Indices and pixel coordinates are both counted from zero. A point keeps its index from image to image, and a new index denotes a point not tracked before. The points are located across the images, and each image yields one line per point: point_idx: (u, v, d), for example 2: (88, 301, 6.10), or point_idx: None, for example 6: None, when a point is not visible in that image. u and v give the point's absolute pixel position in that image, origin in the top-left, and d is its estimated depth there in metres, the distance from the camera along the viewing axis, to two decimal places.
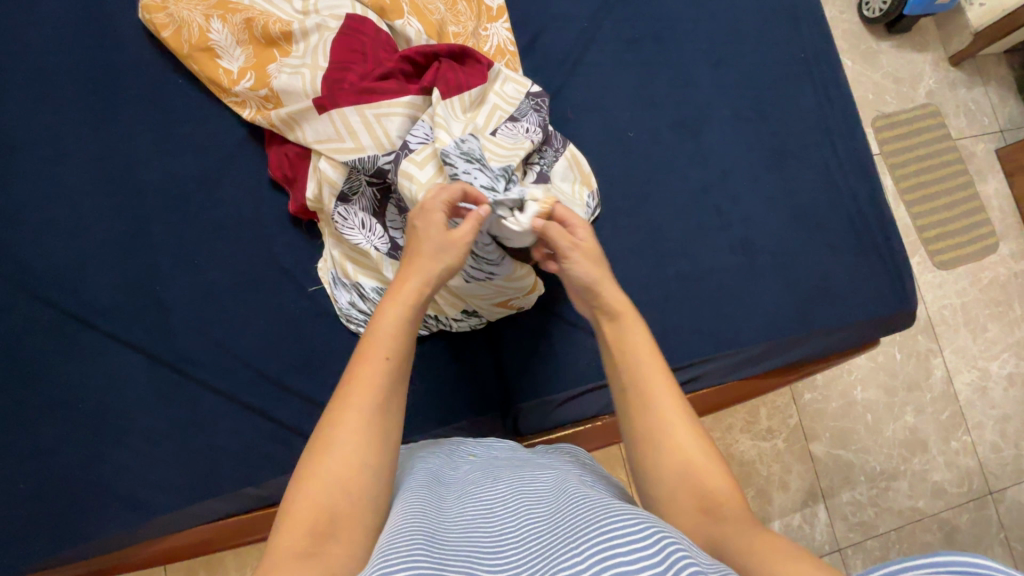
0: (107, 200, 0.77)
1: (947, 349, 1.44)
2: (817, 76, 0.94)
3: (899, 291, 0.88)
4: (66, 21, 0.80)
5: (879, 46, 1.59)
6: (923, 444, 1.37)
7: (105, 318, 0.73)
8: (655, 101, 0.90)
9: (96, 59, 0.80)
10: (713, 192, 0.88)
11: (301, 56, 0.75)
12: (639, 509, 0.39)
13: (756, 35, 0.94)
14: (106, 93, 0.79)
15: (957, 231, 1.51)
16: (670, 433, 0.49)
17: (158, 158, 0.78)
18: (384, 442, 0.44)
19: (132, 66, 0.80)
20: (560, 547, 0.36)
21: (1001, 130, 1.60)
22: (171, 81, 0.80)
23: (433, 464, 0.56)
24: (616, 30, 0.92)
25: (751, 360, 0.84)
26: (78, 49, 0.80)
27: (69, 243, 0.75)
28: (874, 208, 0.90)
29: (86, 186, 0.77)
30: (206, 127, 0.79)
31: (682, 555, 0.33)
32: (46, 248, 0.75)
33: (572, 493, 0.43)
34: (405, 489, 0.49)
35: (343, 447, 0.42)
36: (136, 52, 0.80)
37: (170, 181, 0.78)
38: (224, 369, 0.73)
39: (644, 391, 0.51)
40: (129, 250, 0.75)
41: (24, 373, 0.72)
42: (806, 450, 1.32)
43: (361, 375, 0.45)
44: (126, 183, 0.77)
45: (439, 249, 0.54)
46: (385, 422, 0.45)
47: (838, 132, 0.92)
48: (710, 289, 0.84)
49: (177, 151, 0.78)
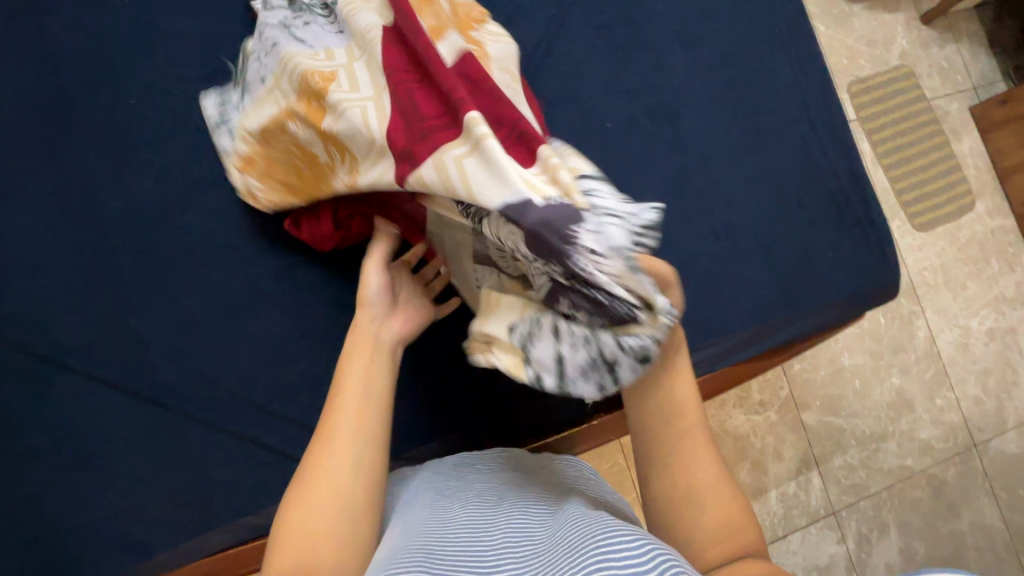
0: (69, 234, 0.74)
1: (929, 310, 1.47)
2: (792, 51, 0.92)
3: (881, 263, 0.89)
4: (5, 48, 0.76)
5: (851, 9, 1.58)
6: (909, 404, 1.41)
7: (83, 358, 0.71)
8: (630, 88, 0.87)
9: (43, 87, 0.76)
10: (694, 178, 0.86)
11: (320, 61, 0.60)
12: (638, 527, 0.39)
13: (728, 11, 0.92)
14: (58, 122, 0.76)
15: (933, 193, 1.53)
16: (700, 470, 0.48)
17: (119, 186, 0.75)
18: (344, 494, 0.47)
19: (85, 96, 0.77)
20: (560, 561, 0.36)
21: (974, 87, 1.61)
22: (126, 107, 0.77)
23: (438, 481, 0.57)
24: (585, 16, 0.88)
25: (743, 345, 0.84)
26: (24, 79, 0.76)
27: (35, 284, 0.72)
28: (854, 181, 0.90)
29: (44, 223, 0.74)
30: (169, 150, 0.76)
31: (674, 563, 0.34)
32: (9, 289, 0.72)
33: (576, 512, 0.43)
34: (409, 513, 0.51)
35: (315, 505, 0.46)
36: (85, 77, 0.77)
37: (133, 210, 0.75)
38: (208, 401, 0.71)
39: (684, 445, 0.49)
40: (95, 286, 0.73)
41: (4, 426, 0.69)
42: (797, 419, 1.35)
43: (330, 432, 0.49)
44: (89, 217, 0.74)
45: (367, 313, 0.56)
46: (352, 475, 0.48)
47: (815, 106, 0.91)
48: (698, 278, 0.84)
49: (138, 178, 0.75)
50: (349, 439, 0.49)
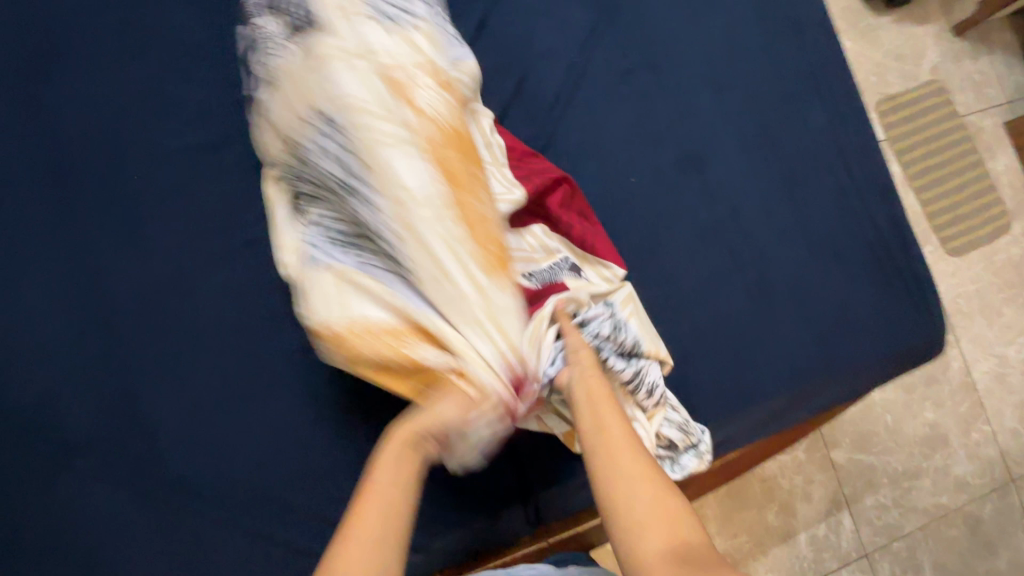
0: (100, 325, 0.76)
1: (963, 339, 1.41)
2: (826, 91, 0.87)
3: (924, 318, 0.84)
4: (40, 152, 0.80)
5: (878, 23, 1.51)
6: (943, 439, 1.36)
7: (115, 447, 0.74)
8: (655, 137, 0.83)
9: (76, 183, 0.80)
10: (725, 232, 0.81)
11: (434, 178, 0.60)
12: None
13: (758, 51, 0.87)
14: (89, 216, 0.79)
15: (967, 215, 1.46)
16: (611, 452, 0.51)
17: (149, 273, 0.78)
18: None
19: (122, 179, 0.80)
20: None
21: (1010, 101, 1.54)
22: (161, 189, 0.80)
23: None
24: (607, 62, 0.84)
25: (780, 414, 0.79)
26: (66, 163, 0.80)
27: (67, 375, 0.75)
28: (895, 230, 0.85)
29: (78, 314, 0.77)
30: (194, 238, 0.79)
31: None
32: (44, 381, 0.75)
33: None
34: None
35: None
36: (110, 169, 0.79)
37: (163, 299, 0.77)
38: (234, 490, 0.73)
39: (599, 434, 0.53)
40: (125, 376, 0.75)
41: (46, 504, 0.72)
42: (827, 458, 1.30)
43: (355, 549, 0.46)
44: (118, 307, 0.77)
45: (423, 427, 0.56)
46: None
47: (852, 151, 0.86)
48: (732, 340, 0.79)
49: (165, 265, 0.78)
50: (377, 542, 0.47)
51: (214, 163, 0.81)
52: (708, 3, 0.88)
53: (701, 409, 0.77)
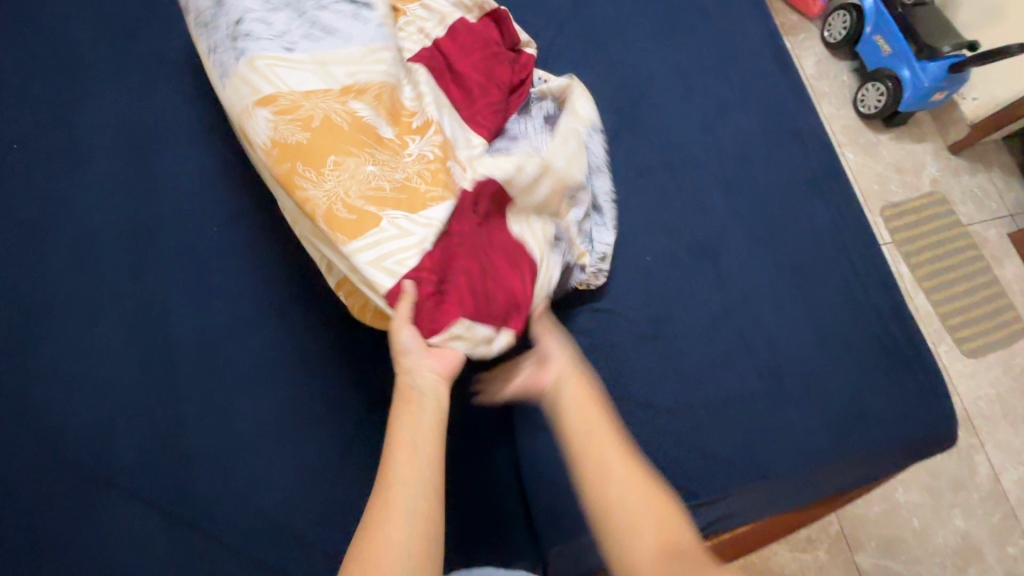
0: (136, 352, 0.75)
1: (989, 444, 1.38)
2: (827, 193, 0.96)
3: (936, 409, 0.86)
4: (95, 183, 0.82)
5: (878, 139, 1.66)
6: (977, 552, 1.28)
7: (136, 475, 0.70)
8: (669, 226, 0.92)
9: (130, 208, 0.81)
10: (735, 315, 0.88)
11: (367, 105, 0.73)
12: None
13: (764, 156, 0.97)
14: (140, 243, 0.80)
15: (980, 318, 1.50)
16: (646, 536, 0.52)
17: (189, 306, 0.77)
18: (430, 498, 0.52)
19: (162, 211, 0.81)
20: None
21: (1011, 214, 1.62)
22: (209, 216, 0.82)
23: None
24: (626, 160, 0.96)
25: (790, 493, 0.83)
26: (121, 181, 0.82)
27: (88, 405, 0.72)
28: (900, 322, 0.90)
29: (117, 341, 0.75)
30: (238, 268, 0.80)
31: None
32: (77, 410, 0.72)
33: None
34: None
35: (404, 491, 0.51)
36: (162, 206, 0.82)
37: (202, 327, 0.77)
38: (245, 526, 0.69)
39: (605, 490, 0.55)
40: (155, 402, 0.73)
41: (30, 521, 0.68)
42: (851, 561, 1.25)
43: (395, 462, 0.53)
44: (159, 331, 0.76)
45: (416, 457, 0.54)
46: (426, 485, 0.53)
47: (854, 247, 0.93)
48: (744, 414, 0.83)
49: (210, 300, 0.78)
50: (424, 479, 0.53)
51: (260, 198, 0.83)
52: (719, 115, 1.00)
53: (711, 482, 0.80)
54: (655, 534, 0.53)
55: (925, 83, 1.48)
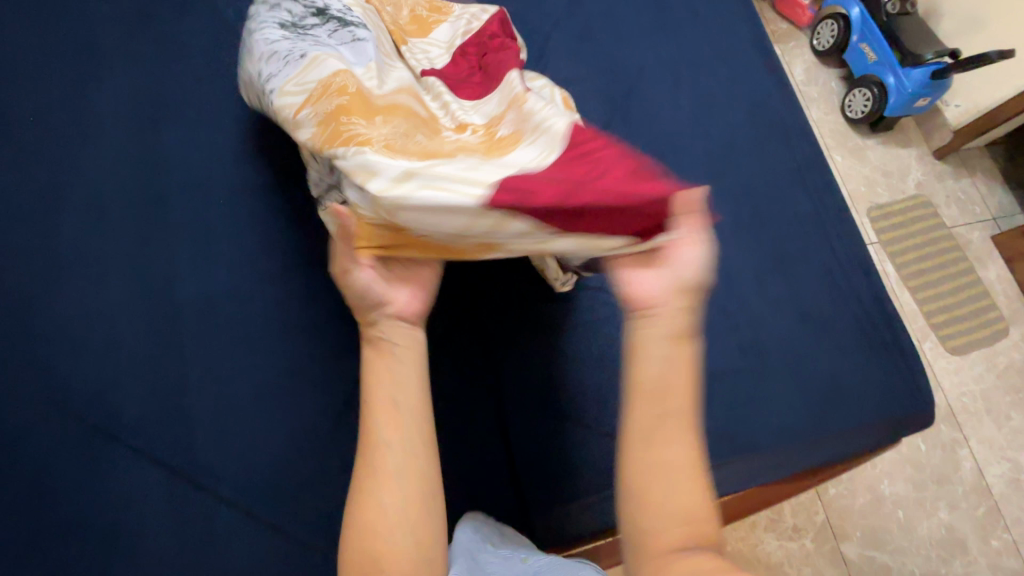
0: (139, 314, 0.77)
1: (973, 439, 1.40)
2: (810, 183, 1.00)
3: (911, 389, 0.89)
4: (104, 152, 0.85)
5: (865, 143, 1.71)
6: (962, 544, 1.30)
7: (136, 430, 0.72)
8: None
9: (137, 178, 0.84)
10: (720, 296, 0.91)
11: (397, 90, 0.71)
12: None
13: (750, 146, 1.01)
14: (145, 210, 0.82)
15: (964, 317, 1.53)
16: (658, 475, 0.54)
17: (193, 272, 0.80)
18: (414, 440, 0.59)
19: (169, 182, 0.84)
20: None
21: (994, 218, 1.66)
22: (213, 188, 0.85)
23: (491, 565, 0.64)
24: None
25: (771, 466, 0.85)
26: (129, 153, 0.85)
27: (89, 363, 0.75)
28: (879, 305, 0.93)
29: (119, 302, 0.78)
30: (240, 238, 0.82)
31: None
32: (79, 367, 0.74)
33: None
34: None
35: (387, 448, 0.58)
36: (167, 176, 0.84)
37: (202, 292, 0.79)
38: (241, 482, 0.71)
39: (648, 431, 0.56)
40: (156, 362, 0.75)
41: (35, 470, 0.70)
42: (837, 550, 1.26)
43: (375, 420, 0.59)
44: (161, 294, 0.78)
45: (394, 405, 0.60)
46: (410, 442, 0.59)
47: (836, 234, 0.97)
48: (727, 390, 0.86)
49: (212, 266, 0.80)
50: (405, 425, 0.59)
51: (263, 171, 0.86)
52: (708, 107, 1.04)
53: None
54: (677, 477, 0.54)
55: (909, 89, 1.54)
